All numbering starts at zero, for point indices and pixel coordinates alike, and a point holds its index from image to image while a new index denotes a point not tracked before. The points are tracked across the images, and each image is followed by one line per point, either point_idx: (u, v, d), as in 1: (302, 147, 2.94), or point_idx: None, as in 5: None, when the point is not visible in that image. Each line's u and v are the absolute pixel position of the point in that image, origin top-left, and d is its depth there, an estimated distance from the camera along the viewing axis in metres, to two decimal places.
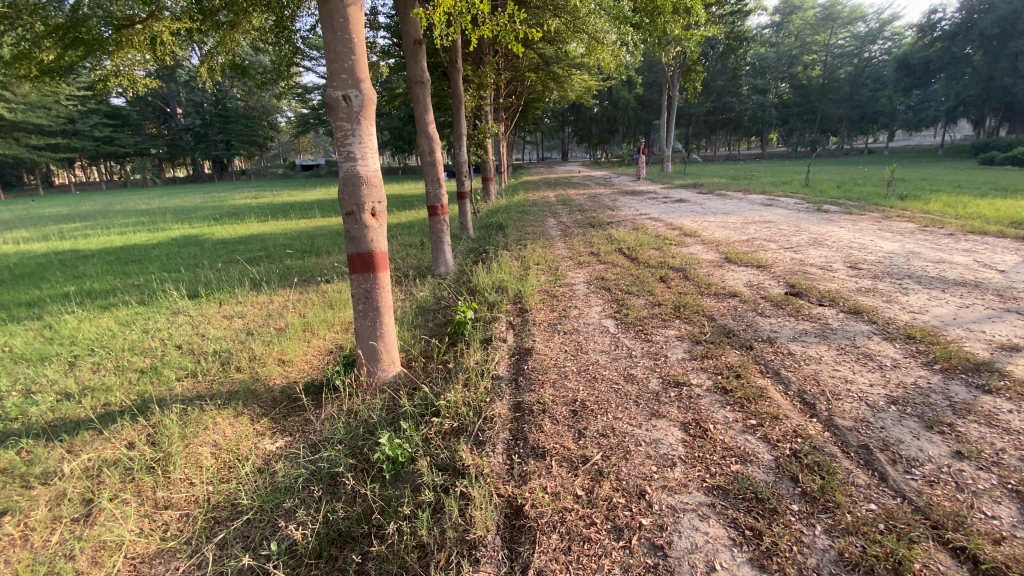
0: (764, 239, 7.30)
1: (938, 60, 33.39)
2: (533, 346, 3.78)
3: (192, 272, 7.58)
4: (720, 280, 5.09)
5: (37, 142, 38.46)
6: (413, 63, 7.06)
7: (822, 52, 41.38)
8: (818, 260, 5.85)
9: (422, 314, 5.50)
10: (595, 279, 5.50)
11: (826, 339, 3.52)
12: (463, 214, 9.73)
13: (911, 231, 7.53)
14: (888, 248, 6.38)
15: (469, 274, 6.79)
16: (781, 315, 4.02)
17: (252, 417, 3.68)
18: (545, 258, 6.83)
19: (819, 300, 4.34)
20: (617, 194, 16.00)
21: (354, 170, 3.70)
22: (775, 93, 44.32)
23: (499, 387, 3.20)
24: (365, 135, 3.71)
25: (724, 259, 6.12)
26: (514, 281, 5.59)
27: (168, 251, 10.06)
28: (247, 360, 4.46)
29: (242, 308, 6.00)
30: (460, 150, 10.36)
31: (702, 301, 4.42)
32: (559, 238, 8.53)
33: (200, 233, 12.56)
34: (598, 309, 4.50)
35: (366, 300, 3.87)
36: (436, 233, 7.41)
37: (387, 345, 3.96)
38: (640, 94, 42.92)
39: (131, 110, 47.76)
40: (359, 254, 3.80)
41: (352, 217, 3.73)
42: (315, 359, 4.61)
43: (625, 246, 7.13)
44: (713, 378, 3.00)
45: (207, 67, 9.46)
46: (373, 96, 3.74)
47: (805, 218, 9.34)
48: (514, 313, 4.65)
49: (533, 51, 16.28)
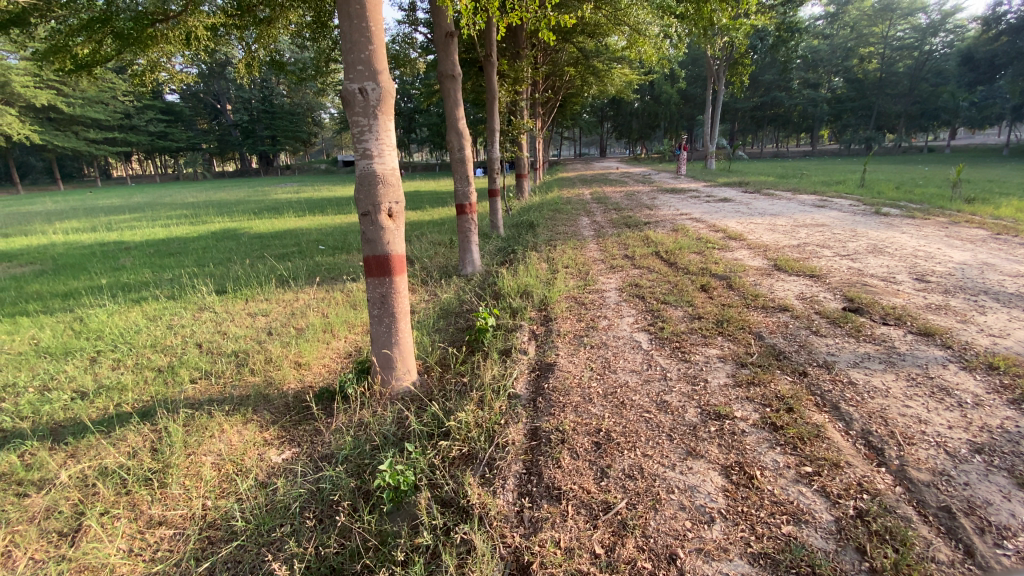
0: (817, 244, 6.73)
1: (1007, 53, 31.00)
2: (557, 360, 3.48)
3: (222, 267, 7.63)
4: (768, 291, 4.65)
5: (97, 136, 40.68)
6: (445, 57, 6.83)
7: (880, 44, 39.03)
8: (877, 270, 5.29)
9: (445, 318, 5.27)
10: (629, 286, 5.13)
11: (892, 367, 3.06)
12: (494, 212, 9.46)
13: (983, 239, 6.78)
14: (959, 257, 5.72)
15: (495, 275, 6.54)
16: (838, 335, 3.56)
17: (261, 423, 3.53)
18: (576, 260, 6.48)
19: (882, 318, 3.84)
20: (657, 192, 15.41)
21: (370, 168, 3.47)
22: (827, 88, 42.16)
23: (516, 408, 2.92)
24: (382, 131, 3.48)
25: (771, 266, 5.63)
26: (541, 285, 5.28)
27: (205, 245, 10.23)
28: (263, 362, 4.33)
29: (266, 306, 5.91)
30: (493, 146, 10.08)
31: (747, 315, 4.00)
32: (592, 238, 8.17)
33: (239, 227, 12.80)
34: (630, 320, 4.14)
35: (381, 305, 3.64)
36: (464, 231, 7.18)
37: (402, 353, 3.72)
38: (682, 89, 41.66)
39: (184, 106, 49.96)
40: (375, 257, 3.58)
41: (367, 218, 3.51)
42: (332, 362, 4.43)
43: (662, 249, 6.70)
44: (759, 410, 2.63)
45: (245, 63, 9.56)
46: (392, 89, 3.50)
47: (862, 221, 8.63)
48: (539, 322, 4.35)
49: (573, 45, 15.85)
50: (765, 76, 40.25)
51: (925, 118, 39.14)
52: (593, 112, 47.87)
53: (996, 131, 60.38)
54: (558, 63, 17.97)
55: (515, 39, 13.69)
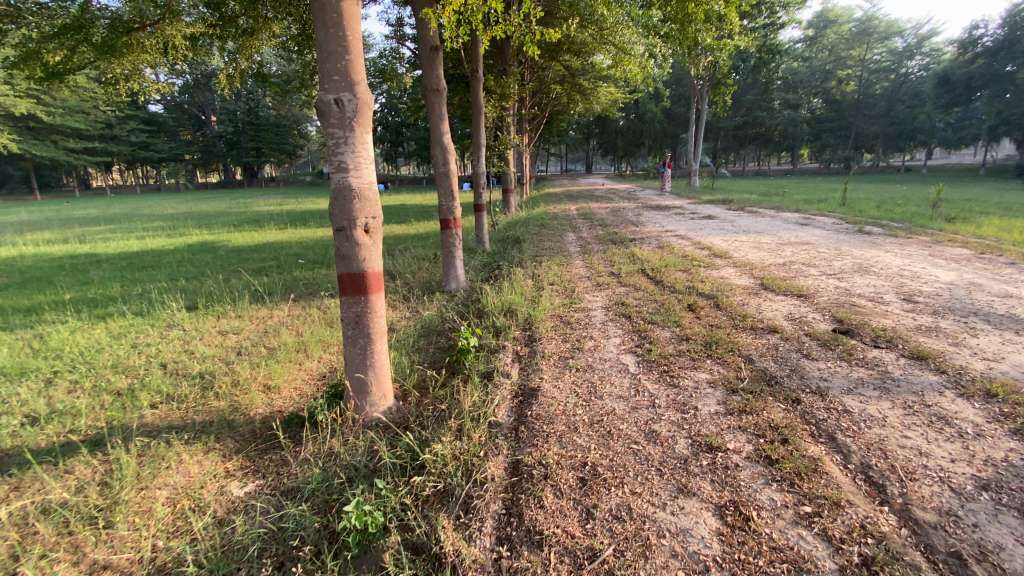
0: (804, 263, 6.72)
1: (979, 77, 32.09)
2: (540, 384, 3.31)
3: (196, 282, 7.35)
4: (756, 311, 4.55)
5: (76, 145, 39.87)
6: (429, 70, 6.73)
7: (857, 67, 40.19)
8: (865, 290, 5.25)
9: (426, 337, 5.08)
10: (615, 305, 4.99)
11: (888, 394, 2.95)
12: (479, 227, 9.32)
13: (966, 259, 6.83)
14: (944, 277, 5.71)
15: (479, 292, 6.37)
16: (830, 359, 3.46)
17: (223, 453, 3.30)
18: (562, 277, 6.36)
19: (874, 341, 3.76)
20: (642, 208, 15.46)
21: (346, 182, 3.30)
22: (807, 109, 43.26)
23: (496, 439, 2.74)
24: (359, 143, 3.32)
25: (758, 285, 5.56)
26: (525, 303, 5.13)
27: (181, 258, 9.91)
28: (230, 385, 4.09)
29: (239, 323, 5.66)
30: (480, 160, 9.99)
31: (736, 336, 3.89)
32: (578, 254, 8.08)
33: (218, 240, 12.48)
34: (617, 341, 4.00)
35: (356, 325, 3.45)
36: (448, 247, 7.02)
37: (378, 377, 3.53)
38: (667, 108, 42.34)
39: (168, 117, 49.38)
40: (350, 274, 3.39)
41: (342, 233, 3.32)
42: (304, 385, 4.21)
43: (649, 266, 6.61)
44: (753, 441, 2.49)
45: (227, 74, 9.38)
46: (370, 100, 3.36)
47: (846, 240, 8.68)
48: (523, 342, 4.19)
49: (559, 62, 15.97)
50: (747, 96, 41.14)
51: (902, 138, 40.26)
52: (579, 129, 48.39)
53: (967, 152, 62.70)
54: (544, 79, 18.08)
55: (501, 55, 13.72)
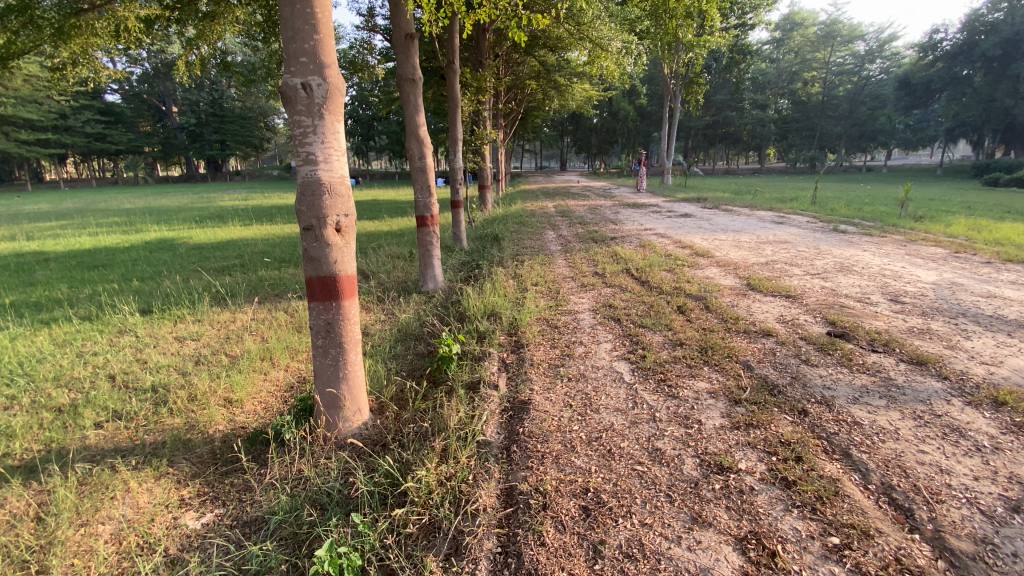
0: (786, 262, 6.67)
1: (939, 80, 33.33)
2: (531, 396, 3.07)
3: (153, 283, 6.83)
4: (747, 313, 4.41)
5: (26, 136, 37.67)
6: (404, 60, 6.38)
7: (822, 69, 41.26)
8: (851, 291, 5.19)
9: (403, 342, 4.78)
10: (603, 307, 4.79)
11: (896, 403, 2.82)
12: (457, 224, 9.02)
13: (942, 258, 6.90)
14: (926, 277, 5.72)
15: (459, 293, 6.09)
16: (830, 364, 3.33)
17: (177, 479, 2.95)
18: (545, 277, 6.13)
19: (871, 345, 3.64)
20: (619, 206, 15.40)
21: (315, 176, 2.98)
22: (775, 109, 44.25)
23: (485, 461, 2.48)
24: (330, 133, 3.00)
25: (745, 285, 5.44)
26: (509, 306, 4.87)
27: (137, 256, 9.27)
28: (186, 400, 3.72)
29: (198, 329, 5.23)
30: (456, 155, 9.66)
31: (731, 341, 3.72)
32: (559, 253, 7.87)
33: (178, 237, 11.80)
34: (608, 346, 3.78)
35: (326, 334, 3.15)
36: (425, 246, 6.71)
37: (351, 390, 3.24)
38: (641, 105, 42.66)
39: (125, 107, 47.10)
40: (320, 278, 3.09)
41: (311, 233, 3.01)
42: (270, 398, 3.86)
43: (632, 266, 6.44)
44: (765, 459, 2.30)
45: (186, 62, 8.81)
46: (342, 86, 3.05)
47: (823, 238, 8.72)
48: (509, 348, 3.93)
49: (535, 58, 15.76)
50: (717, 96, 41.74)
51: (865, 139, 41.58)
52: (554, 126, 48.29)
53: (923, 153, 65.28)
54: (519, 75, 17.81)
55: (476, 48, 13.37)
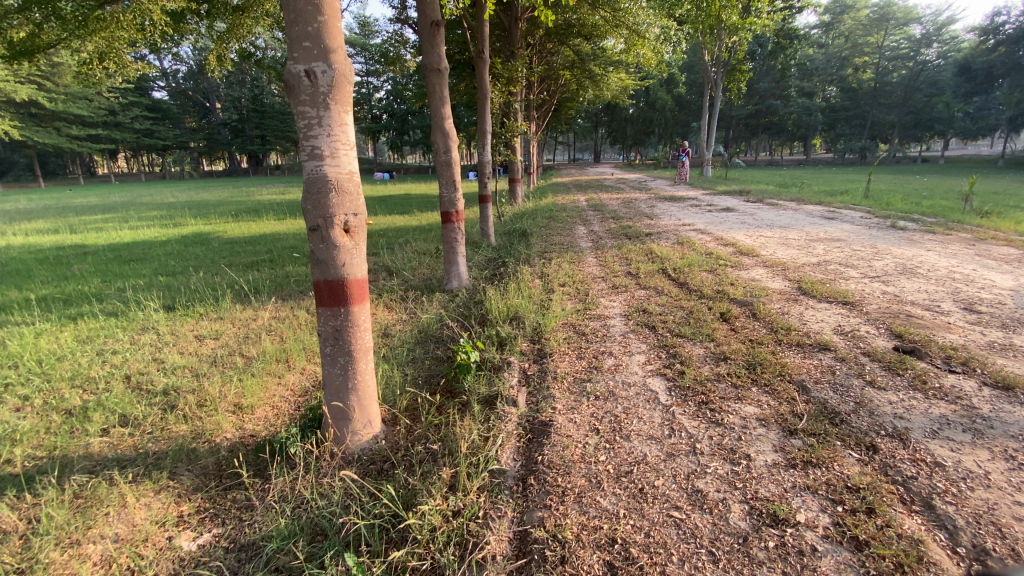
0: (839, 262, 6.11)
1: (1002, 65, 31.11)
2: (555, 415, 2.77)
3: (181, 278, 6.84)
4: (799, 323, 3.96)
5: (80, 133, 39.51)
6: (430, 49, 6.12)
7: (874, 54, 38.96)
8: (917, 297, 4.63)
9: (422, 346, 4.54)
10: (636, 312, 4.42)
11: (983, 439, 2.36)
12: (485, 219, 8.76)
13: (1018, 259, 6.19)
14: (1003, 282, 5.09)
15: (483, 292, 5.83)
16: (899, 387, 2.87)
17: (177, 493, 2.80)
18: (573, 277, 5.78)
19: (946, 364, 3.16)
20: (655, 199, 14.80)
21: (321, 172, 2.73)
22: (822, 97, 42.14)
23: (498, 496, 2.20)
24: (337, 125, 2.74)
25: (795, 289, 4.96)
26: (533, 309, 4.56)
27: (172, 250, 9.42)
28: (195, 406, 3.60)
29: (218, 327, 5.15)
30: (486, 148, 9.38)
31: (782, 357, 3.30)
32: (590, 250, 7.51)
33: (213, 230, 11.97)
34: (641, 359, 3.43)
35: (335, 342, 2.92)
36: (450, 243, 6.49)
37: (361, 402, 3.02)
38: (678, 95, 41.31)
39: (172, 104, 48.88)
40: (328, 282, 2.85)
41: (317, 233, 2.78)
42: (282, 405, 3.70)
43: (669, 265, 6.02)
44: (829, 510, 1.94)
45: (216, 56, 8.83)
46: (350, 72, 2.79)
47: (880, 236, 8.03)
48: (531, 358, 3.62)
49: (569, 47, 15.31)
50: (760, 84, 39.85)
51: (920, 127, 39.11)
52: (588, 117, 47.48)
53: (984, 143, 61.61)
54: (553, 65, 17.37)
55: (508, 37, 13.01)
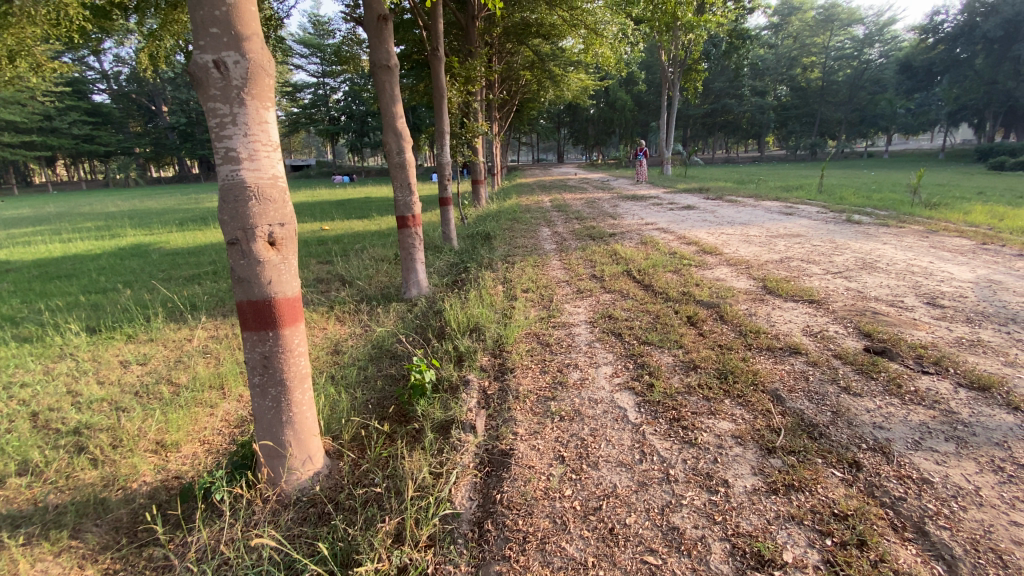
0: (802, 259, 6.09)
1: (939, 63, 32.94)
2: (516, 443, 2.49)
3: (111, 297, 6.24)
4: (768, 324, 3.82)
5: (11, 139, 36.87)
6: (378, 44, 5.78)
7: (821, 55, 40.50)
8: (880, 292, 4.60)
9: (375, 363, 4.21)
10: (602, 318, 4.20)
11: (968, 449, 2.24)
12: (446, 223, 8.44)
13: (969, 250, 6.32)
14: (960, 274, 5.15)
15: (443, 301, 5.52)
16: (875, 393, 2.74)
17: (79, 556, 2.39)
18: (537, 282, 5.53)
19: (919, 365, 3.06)
20: (618, 198, 14.77)
21: (237, 177, 2.39)
22: (774, 96, 43.56)
23: (450, 547, 1.92)
24: (255, 123, 2.40)
25: (760, 288, 4.85)
26: (494, 319, 4.29)
27: (106, 265, 8.68)
28: (110, 447, 3.19)
29: (146, 351, 4.68)
30: (445, 150, 9.05)
31: (754, 363, 3.13)
32: (553, 252, 7.30)
33: (154, 242, 11.17)
34: (607, 371, 3.18)
35: (264, 370, 2.59)
36: (407, 249, 6.17)
37: (298, 435, 2.70)
38: (638, 94, 41.84)
39: (114, 108, 46.25)
40: (252, 303, 2.52)
41: (236, 248, 2.44)
42: (212, 441, 3.32)
43: (634, 267, 5.85)
44: (817, 545, 1.74)
45: (149, 54, 8.19)
46: (270, 64, 2.46)
47: (837, 231, 8.13)
48: (490, 375, 3.33)
49: (528, 47, 15.14)
50: (716, 83, 40.82)
51: (865, 124, 40.90)
52: (550, 118, 47.61)
53: (922, 138, 65.03)
54: (513, 65, 17.19)
55: (466, 37, 12.70)
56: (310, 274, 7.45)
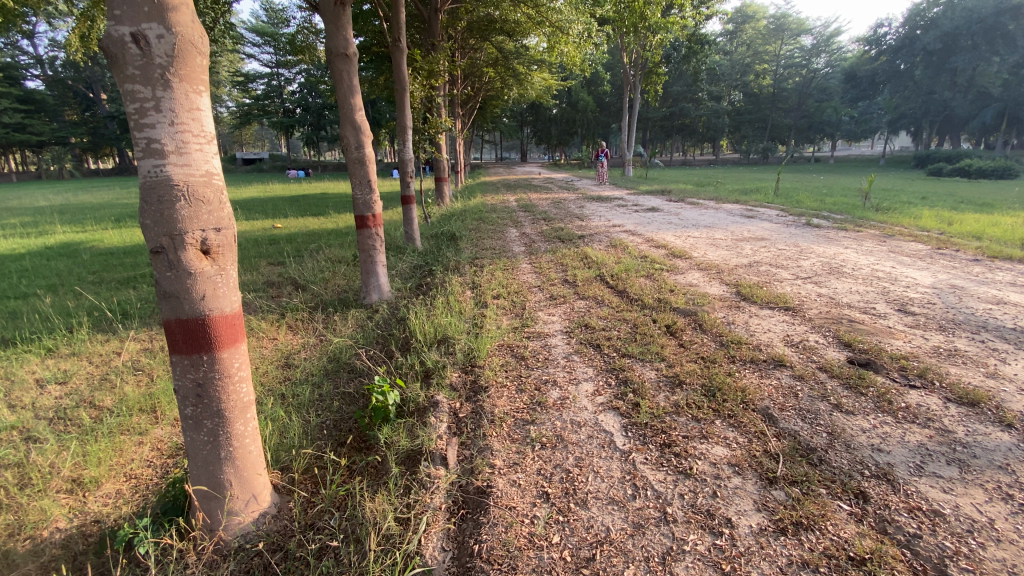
0: (770, 263, 6.09)
1: (882, 73, 34.82)
2: (493, 477, 2.21)
3: (28, 303, 5.55)
4: (750, 334, 3.69)
5: None
6: (335, 31, 5.37)
7: (773, 62, 42.09)
8: (852, 298, 4.59)
9: (331, 380, 3.84)
10: (578, 327, 3.97)
11: (970, 474, 2.14)
12: (409, 222, 8.06)
13: (926, 255, 6.50)
14: (923, 280, 5.23)
15: (407, 307, 5.18)
16: (868, 410, 2.62)
17: None
18: (507, 287, 5.27)
19: (905, 378, 2.98)
20: (583, 199, 14.72)
21: (162, 174, 2.01)
22: (728, 101, 44.90)
23: None
24: (185, 109, 2.02)
25: (735, 294, 4.75)
26: (463, 329, 3.99)
27: (27, 265, 7.81)
28: (15, 488, 2.69)
29: (67, 368, 4.12)
30: (408, 146, 8.63)
31: (741, 378, 2.96)
32: (522, 255, 7.06)
33: (85, 240, 10.22)
34: (589, 389, 2.94)
35: (198, 399, 2.24)
36: (367, 251, 5.78)
37: (238, 471, 2.36)
38: (599, 95, 42.26)
39: (45, 94, 42.87)
40: (181, 323, 2.15)
41: (161, 258, 2.07)
42: (140, 476, 2.90)
43: (606, 271, 5.67)
44: None
45: (78, 32, 7.40)
46: (202, 40, 2.07)
47: (799, 234, 8.25)
48: (462, 395, 3.03)
49: (492, 44, 14.87)
50: (674, 86, 41.73)
51: (813, 130, 42.81)
52: (513, 117, 47.54)
53: (863, 145, 68.73)
54: (477, 62, 16.87)
55: (429, 30, 12.28)
56: (261, 277, 6.90)
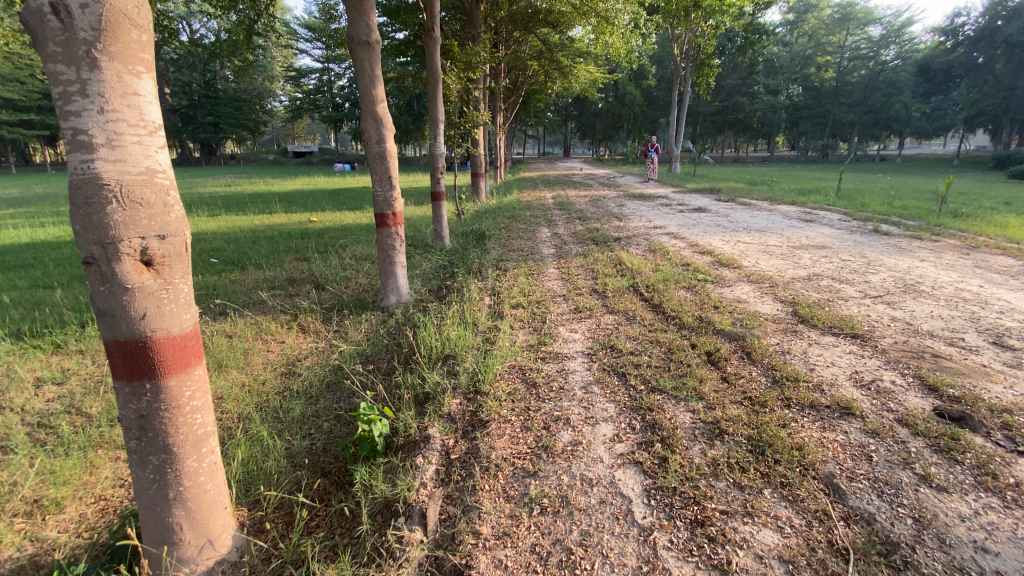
0: (832, 276, 5.37)
1: (959, 66, 32.01)
2: (476, 554, 1.79)
3: (52, 295, 5.51)
4: (808, 368, 3.10)
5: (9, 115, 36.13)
6: (356, 16, 5.03)
7: (836, 54, 39.46)
8: (934, 325, 3.88)
9: (328, 395, 3.52)
10: (602, 349, 3.48)
11: None
12: (438, 219, 7.73)
13: (1020, 272, 5.59)
14: (1019, 303, 4.44)
15: (422, 312, 4.82)
16: (965, 487, 2.03)
17: None
18: (529, 295, 4.83)
19: (1011, 441, 2.35)
20: (624, 197, 14.09)
21: (90, 171, 1.69)
22: (786, 95, 42.54)
23: None
24: (118, 91, 1.70)
25: (791, 315, 4.12)
26: (473, 345, 3.57)
27: (67, 254, 7.95)
28: None
29: (68, 366, 3.99)
30: (439, 140, 8.26)
31: (797, 431, 2.40)
32: (551, 258, 6.60)
33: None
34: (607, 434, 2.46)
35: (141, 433, 1.90)
36: (386, 251, 5.46)
37: (190, 516, 2.02)
38: (647, 89, 40.87)
39: None
40: (119, 345, 1.82)
41: (92, 270, 1.74)
42: (101, 499, 2.63)
43: (641, 281, 5.12)
44: None
45: None
46: (140, 11, 1.76)
47: (865, 242, 7.38)
48: (458, 430, 2.62)
49: (535, 35, 14.35)
50: (728, 80, 39.79)
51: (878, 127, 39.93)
52: (557, 111, 46.76)
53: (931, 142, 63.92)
54: (519, 55, 16.39)
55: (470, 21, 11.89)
56: (283, 274, 6.72)
